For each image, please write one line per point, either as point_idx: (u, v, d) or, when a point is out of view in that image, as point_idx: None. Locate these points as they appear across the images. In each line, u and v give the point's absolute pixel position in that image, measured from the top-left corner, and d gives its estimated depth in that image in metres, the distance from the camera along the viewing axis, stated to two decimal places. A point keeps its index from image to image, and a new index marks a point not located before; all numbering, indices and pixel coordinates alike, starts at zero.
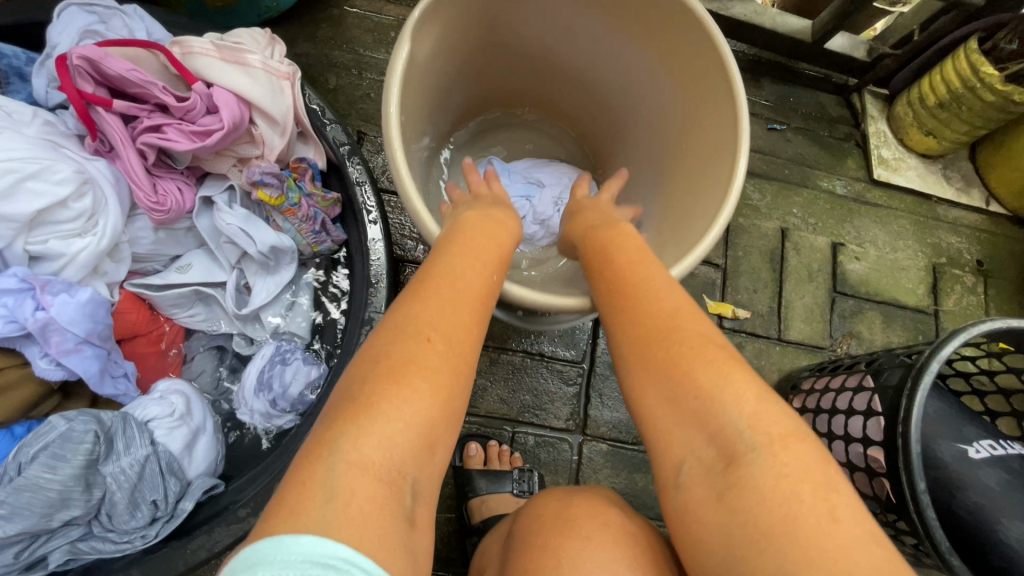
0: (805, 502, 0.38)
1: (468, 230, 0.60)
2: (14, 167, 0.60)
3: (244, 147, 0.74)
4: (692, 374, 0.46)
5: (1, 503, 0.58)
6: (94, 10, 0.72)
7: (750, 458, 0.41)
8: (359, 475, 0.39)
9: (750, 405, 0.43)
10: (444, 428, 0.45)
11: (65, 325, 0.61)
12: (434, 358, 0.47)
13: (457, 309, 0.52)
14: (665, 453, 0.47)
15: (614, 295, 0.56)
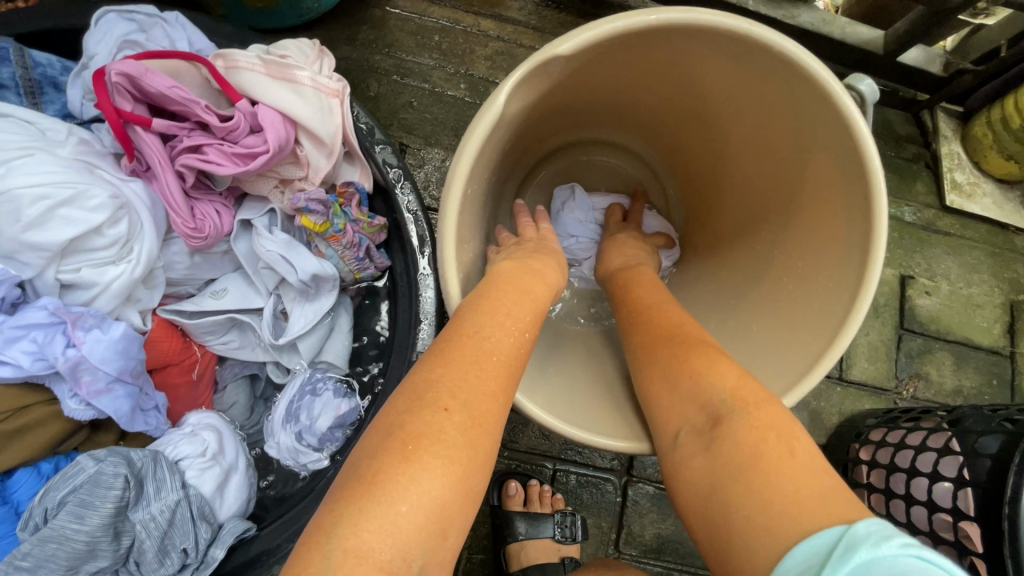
0: (769, 443, 0.40)
1: (499, 283, 0.53)
2: (47, 193, 0.56)
3: (287, 168, 0.69)
4: (687, 362, 0.50)
5: (26, 555, 0.54)
6: (134, 18, 0.67)
7: (730, 417, 0.44)
8: (355, 566, 0.35)
9: (733, 379, 0.46)
10: (455, 514, 0.40)
11: (97, 364, 0.57)
12: (453, 432, 0.41)
13: (480, 378, 0.45)
14: (664, 425, 0.50)
15: (633, 318, 0.60)
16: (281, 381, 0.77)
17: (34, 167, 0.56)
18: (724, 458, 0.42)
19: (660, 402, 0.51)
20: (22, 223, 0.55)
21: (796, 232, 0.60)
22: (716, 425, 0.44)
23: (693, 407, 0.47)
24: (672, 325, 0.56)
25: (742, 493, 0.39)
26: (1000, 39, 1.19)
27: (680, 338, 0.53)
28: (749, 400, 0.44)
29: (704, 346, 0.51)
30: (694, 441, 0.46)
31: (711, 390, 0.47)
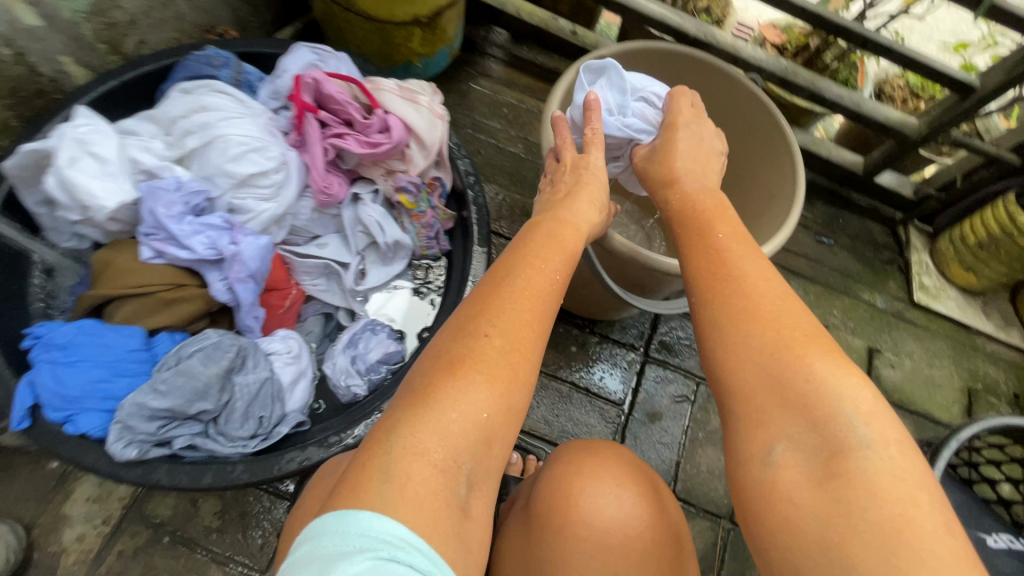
0: (923, 507, 0.40)
1: (531, 241, 0.69)
2: (246, 142, 0.83)
3: (395, 162, 0.95)
4: (807, 360, 0.48)
5: (164, 380, 0.74)
6: (318, 52, 0.96)
7: (862, 457, 0.43)
8: (414, 459, 0.47)
9: (864, 405, 0.46)
10: (497, 429, 0.52)
11: (246, 259, 0.81)
12: (492, 354, 0.55)
13: (516, 310, 0.58)
14: (756, 436, 0.48)
15: (716, 286, 0.56)
16: (350, 323, 0.97)
17: (241, 126, 0.84)
18: (855, 504, 0.41)
19: (756, 402, 0.49)
20: (227, 158, 0.82)
21: (755, 163, 0.96)
22: (834, 458, 0.44)
23: (801, 421, 0.47)
24: (771, 320, 0.51)
25: (872, 545, 0.40)
26: (956, 173, 1.45)
27: (787, 338, 0.50)
28: (887, 441, 0.44)
29: (813, 337, 0.50)
30: (796, 463, 0.46)
31: (841, 420, 0.45)
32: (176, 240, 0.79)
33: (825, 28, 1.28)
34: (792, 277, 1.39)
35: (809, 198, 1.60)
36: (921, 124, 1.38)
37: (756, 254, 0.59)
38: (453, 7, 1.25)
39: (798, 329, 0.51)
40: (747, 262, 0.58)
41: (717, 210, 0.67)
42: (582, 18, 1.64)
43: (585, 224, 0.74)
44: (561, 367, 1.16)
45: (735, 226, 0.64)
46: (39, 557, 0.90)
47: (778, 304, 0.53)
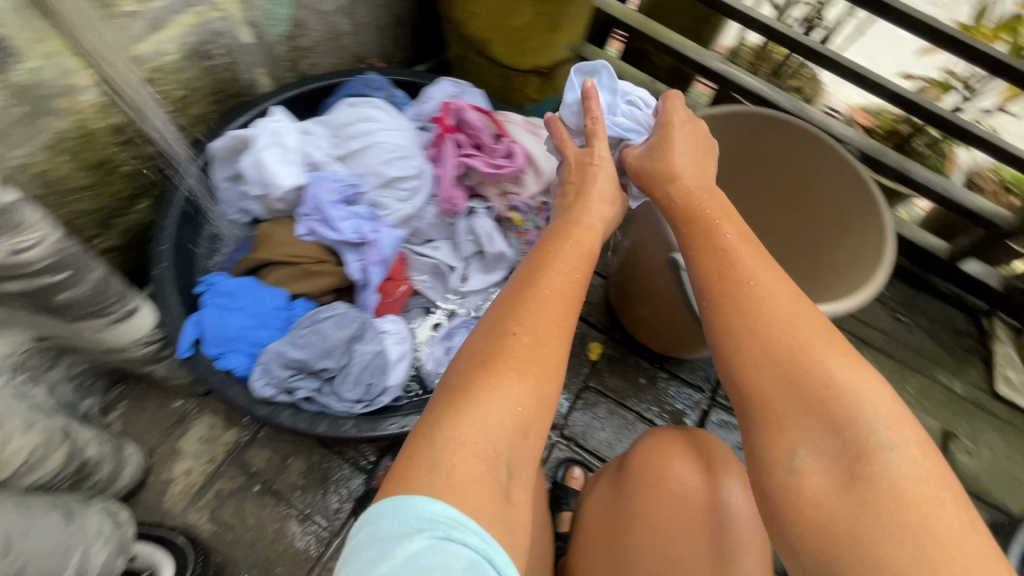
0: (950, 506, 0.46)
1: (552, 242, 0.73)
2: (398, 151, 0.98)
3: (510, 185, 1.07)
4: (827, 366, 0.53)
5: (301, 334, 0.87)
6: (458, 85, 1.12)
7: (886, 458, 0.49)
8: (459, 449, 0.51)
9: (885, 407, 0.51)
10: (533, 418, 0.56)
11: (382, 246, 0.95)
12: (521, 349, 0.59)
13: (542, 307, 0.63)
14: (779, 442, 0.53)
15: (725, 282, 0.61)
16: (448, 320, 1.08)
17: (394, 137, 0.99)
18: (879, 501, 0.47)
19: (775, 405, 0.53)
20: (381, 161, 0.97)
21: (839, 224, 1.00)
22: (858, 462, 0.49)
23: (825, 425, 0.51)
24: (784, 326, 0.55)
25: (900, 542, 0.44)
26: None
27: (809, 336, 0.54)
28: (905, 441, 0.49)
29: (827, 337, 0.55)
30: (819, 466, 0.50)
31: (864, 424, 0.50)
32: (329, 222, 0.93)
33: (917, 114, 1.35)
34: (865, 347, 1.40)
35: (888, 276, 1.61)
36: (1014, 216, 1.39)
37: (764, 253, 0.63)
38: (569, 62, 1.44)
39: (811, 332, 0.55)
40: (758, 264, 0.61)
41: (711, 200, 0.70)
42: (678, 84, 1.79)
43: (603, 224, 0.78)
44: (628, 396, 1.21)
45: (740, 221, 0.68)
46: (153, 481, 1.03)
47: (791, 304, 0.57)
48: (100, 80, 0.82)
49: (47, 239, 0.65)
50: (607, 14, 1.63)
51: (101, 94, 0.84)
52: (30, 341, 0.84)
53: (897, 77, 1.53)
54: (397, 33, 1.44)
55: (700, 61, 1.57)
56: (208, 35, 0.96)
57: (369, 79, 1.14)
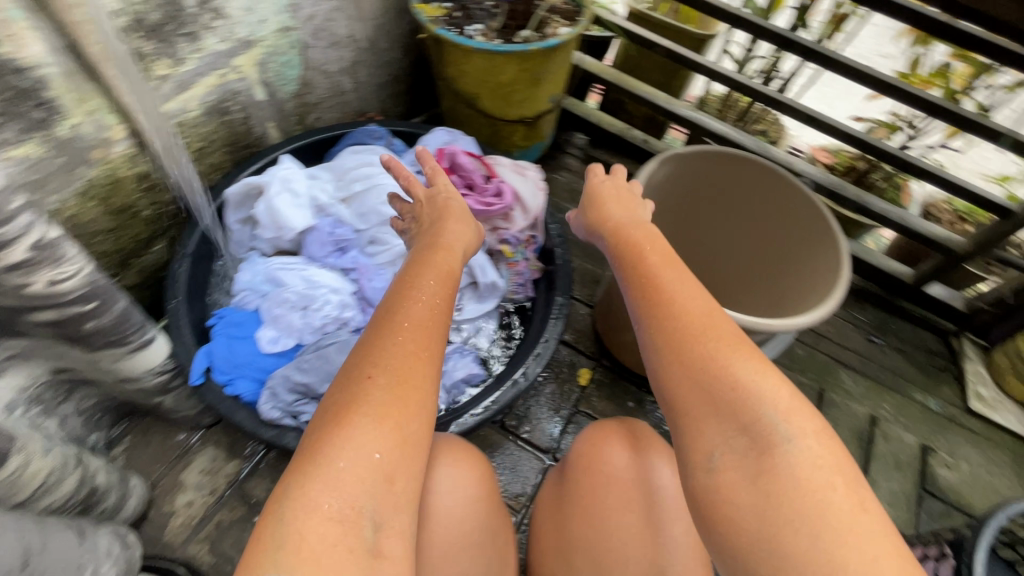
0: (839, 490, 0.52)
1: (416, 284, 0.72)
2: (397, 193, 1.08)
3: (500, 222, 1.17)
4: (731, 369, 0.60)
5: (306, 360, 0.93)
6: (451, 133, 1.24)
7: (786, 450, 0.55)
8: (310, 517, 0.50)
9: (784, 403, 0.57)
10: (396, 462, 0.55)
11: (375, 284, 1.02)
12: (377, 392, 0.58)
13: (398, 344, 0.63)
14: (699, 443, 0.59)
15: (651, 310, 0.69)
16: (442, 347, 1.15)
17: (394, 180, 1.09)
18: (780, 492, 0.53)
19: (692, 408, 0.60)
20: (381, 201, 1.06)
21: (799, 249, 1.09)
22: (761, 456, 0.55)
23: (732, 429, 0.58)
24: (676, 352, 0.64)
25: (795, 530, 0.51)
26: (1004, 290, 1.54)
27: (711, 359, 0.61)
28: (804, 436, 0.55)
29: (735, 344, 0.62)
30: (732, 464, 0.57)
31: (765, 421, 0.56)
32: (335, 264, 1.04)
33: (868, 151, 1.49)
34: (843, 368, 1.46)
35: (861, 301, 1.70)
36: (966, 241, 1.51)
37: (676, 268, 0.74)
38: (550, 112, 1.58)
39: (715, 338, 0.62)
40: (669, 280, 0.71)
41: (642, 233, 0.84)
42: (653, 130, 1.95)
43: (459, 243, 0.85)
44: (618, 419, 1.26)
45: (664, 249, 0.79)
46: (154, 514, 1.04)
47: (702, 323, 0.65)
48: (131, 133, 0.92)
49: (82, 271, 0.72)
50: (584, 69, 1.77)
51: (130, 145, 0.93)
52: (47, 372, 0.88)
53: (850, 119, 1.68)
54: (393, 90, 1.58)
55: (669, 108, 1.72)
56: (226, 93, 1.08)
57: (370, 130, 1.26)
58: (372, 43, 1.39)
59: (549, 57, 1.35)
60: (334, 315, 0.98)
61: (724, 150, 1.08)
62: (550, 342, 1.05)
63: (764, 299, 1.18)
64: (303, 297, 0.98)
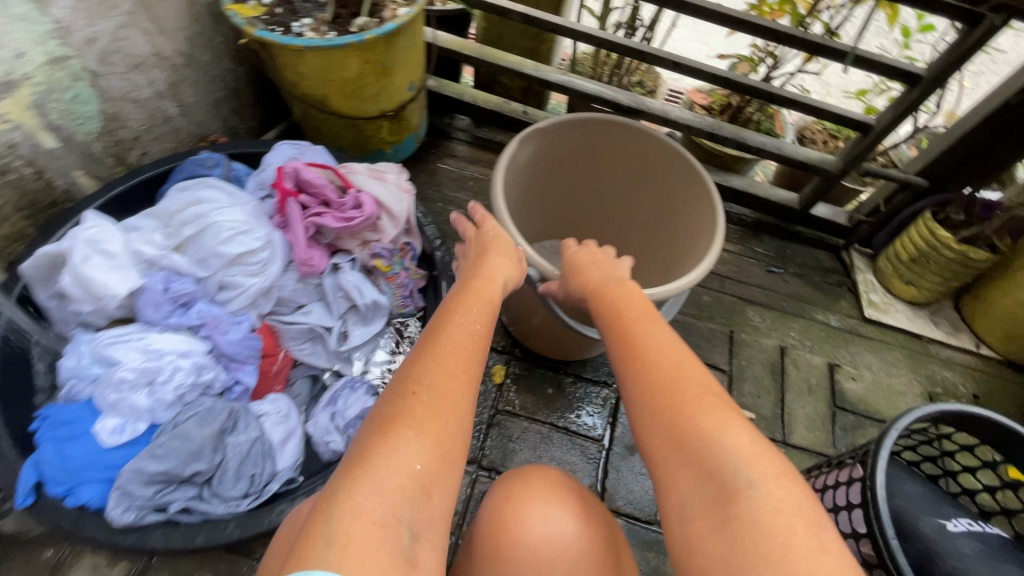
0: (799, 533, 0.50)
1: (455, 319, 0.76)
2: (236, 227, 0.94)
3: (369, 233, 1.07)
4: (694, 421, 0.61)
5: (162, 444, 0.81)
6: (296, 146, 1.11)
7: (748, 496, 0.54)
8: (353, 520, 0.50)
9: (746, 449, 0.57)
10: (434, 476, 0.57)
11: (233, 340, 0.91)
12: (421, 409, 0.61)
13: (439, 366, 0.67)
14: (672, 492, 0.60)
15: (630, 361, 0.73)
16: (334, 382, 1.05)
17: (231, 214, 0.95)
18: (744, 539, 0.52)
19: (663, 454, 0.61)
20: (219, 241, 0.92)
21: (680, 202, 1.07)
22: (727, 502, 0.54)
23: (701, 476, 0.58)
24: (649, 396, 0.67)
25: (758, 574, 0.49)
26: (878, 200, 1.62)
27: (681, 403, 0.63)
28: (767, 480, 0.55)
29: (700, 396, 0.63)
30: (703, 512, 0.56)
31: (728, 467, 0.56)
32: (180, 324, 0.90)
33: (735, 89, 1.49)
34: (749, 305, 1.50)
35: (758, 233, 1.75)
36: (837, 160, 1.56)
37: (653, 324, 0.78)
38: (414, 101, 1.47)
39: (686, 390, 0.64)
40: (650, 335, 0.75)
41: (616, 290, 0.87)
42: (532, 100, 1.87)
43: (498, 272, 0.90)
44: (539, 410, 1.22)
45: (641, 308, 0.82)
46: None
47: (672, 372, 0.68)
48: None
49: None
50: (440, 48, 1.62)
51: None
52: None
53: (716, 59, 1.69)
54: (235, 104, 1.41)
55: (540, 76, 1.63)
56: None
57: (201, 158, 1.09)
58: (190, 57, 1.21)
59: (392, 44, 1.24)
60: (188, 381, 0.86)
61: (585, 115, 1.02)
62: None
63: (661, 257, 1.16)
64: (143, 372, 0.84)
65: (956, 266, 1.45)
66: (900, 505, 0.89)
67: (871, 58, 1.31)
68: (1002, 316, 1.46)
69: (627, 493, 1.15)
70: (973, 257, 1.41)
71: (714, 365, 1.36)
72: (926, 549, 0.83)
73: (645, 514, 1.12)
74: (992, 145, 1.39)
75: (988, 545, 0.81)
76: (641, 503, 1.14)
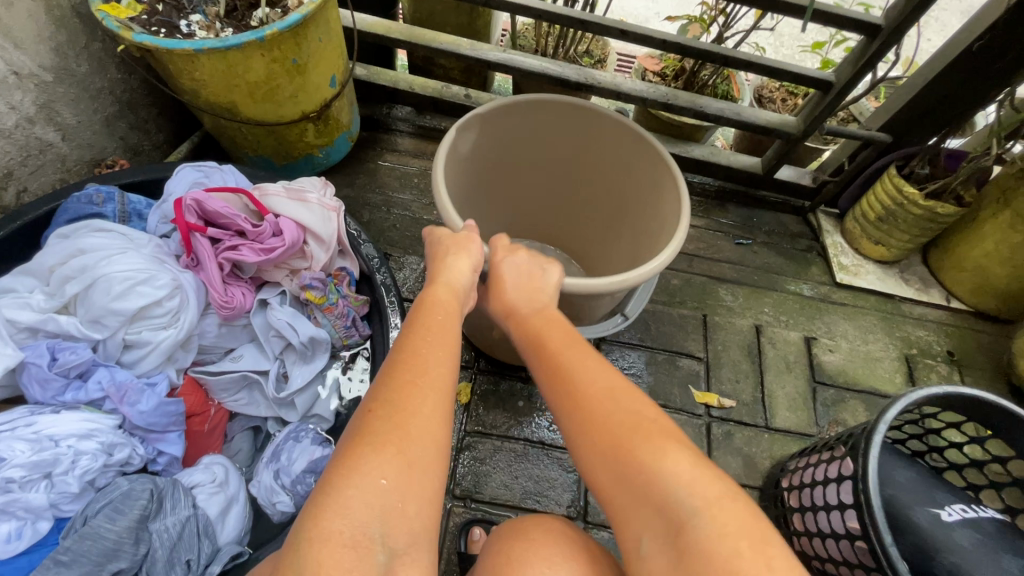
0: (746, 556, 0.48)
1: (428, 315, 0.70)
2: (131, 276, 0.80)
3: (296, 261, 0.95)
4: (636, 452, 0.56)
5: (66, 549, 0.68)
6: (202, 169, 0.97)
7: (695, 524, 0.51)
8: (334, 546, 0.48)
9: (689, 474, 0.53)
10: (408, 487, 0.53)
11: (144, 411, 0.79)
12: (380, 424, 0.55)
13: (397, 380, 0.60)
14: (625, 529, 0.56)
15: (562, 384, 0.66)
16: (278, 432, 0.93)
17: (125, 261, 0.81)
18: (696, 571, 0.49)
19: (609, 488, 0.57)
20: (111, 295, 0.79)
21: (641, 190, 0.98)
22: (676, 533, 0.51)
23: (649, 508, 0.54)
24: (590, 420, 0.61)
25: None
26: (842, 158, 1.56)
27: (624, 427, 0.58)
28: (712, 508, 0.51)
29: (641, 420, 0.58)
30: (654, 546, 0.53)
31: (673, 495, 0.53)
32: (81, 399, 0.78)
33: (687, 55, 1.39)
34: (719, 284, 1.43)
35: (723, 204, 1.67)
36: (798, 121, 1.48)
37: (583, 340, 0.71)
38: (340, 97, 1.31)
39: (625, 415, 0.59)
40: (583, 355, 0.68)
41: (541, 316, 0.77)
42: (474, 80, 1.71)
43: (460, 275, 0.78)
44: (511, 426, 1.14)
45: (567, 325, 0.75)
46: None
47: (606, 402, 0.61)
48: None
49: None
50: (364, 32, 1.45)
51: None
52: None
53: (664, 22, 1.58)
54: (133, 119, 1.23)
55: (477, 56, 1.48)
56: None
57: (89, 193, 0.93)
58: (60, 72, 1.04)
59: (302, 37, 1.09)
60: (97, 465, 0.74)
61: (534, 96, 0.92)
62: None
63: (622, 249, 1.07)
64: (35, 466, 0.71)
65: (924, 223, 1.41)
66: (891, 494, 0.85)
67: (828, 12, 1.22)
68: (970, 269, 1.44)
69: None
70: (941, 213, 1.37)
71: (690, 354, 1.30)
72: (921, 542, 0.79)
73: None
74: (953, 97, 1.34)
75: (984, 533, 0.78)
76: None
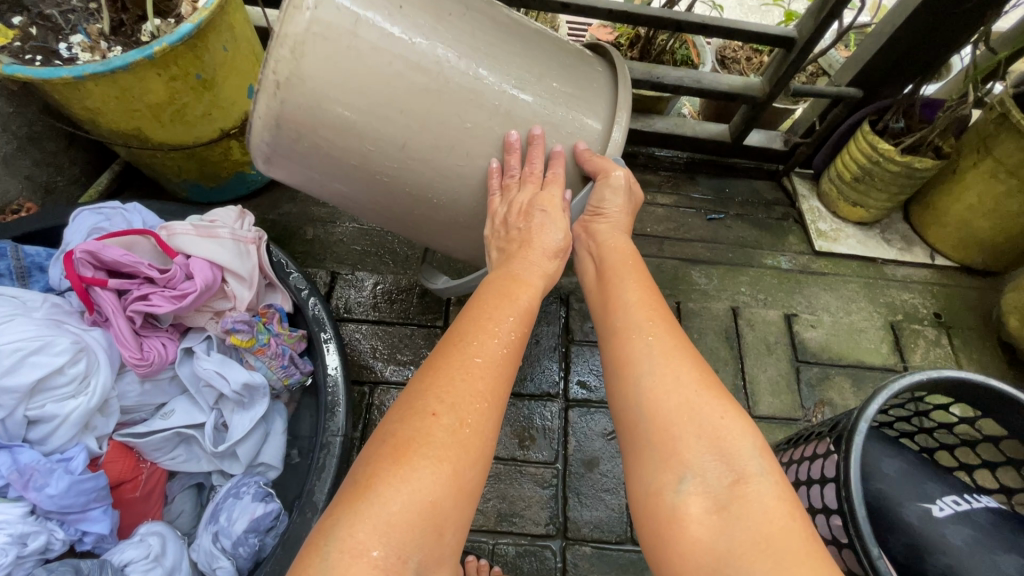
0: (798, 519, 0.49)
1: (482, 299, 0.65)
2: (20, 346, 0.72)
3: (218, 302, 0.87)
4: (711, 407, 0.56)
5: None
6: (102, 212, 0.88)
7: (758, 481, 0.52)
8: (353, 563, 0.45)
9: (757, 442, 0.55)
10: (448, 513, 0.49)
11: (54, 493, 0.71)
12: (440, 433, 0.51)
13: (468, 380, 0.56)
14: (667, 472, 0.55)
15: (645, 337, 0.63)
16: (221, 487, 0.87)
17: (13, 331, 0.73)
18: (753, 520, 0.49)
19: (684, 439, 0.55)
20: None
21: None
22: (737, 485, 0.52)
23: (721, 462, 0.53)
24: (671, 378, 0.59)
25: (753, 557, 0.47)
26: (813, 117, 1.47)
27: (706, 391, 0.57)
28: (774, 473, 0.53)
29: (717, 390, 0.58)
30: (703, 493, 0.52)
31: (742, 453, 0.54)
32: None
33: (636, 23, 1.27)
34: (691, 265, 1.36)
35: (693, 177, 1.58)
36: (762, 82, 1.38)
37: (660, 301, 0.68)
38: None
39: (703, 383, 0.59)
40: (664, 314, 0.66)
41: (625, 259, 0.74)
42: None
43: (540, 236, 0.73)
44: None
45: (648, 282, 0.71)
46: None
47: (692, 363, 0.60)
48: None
49: None
50: None
51: None
52: None
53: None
54: (37, 154, 1.13)
55: None
56: None
57: None
58: None
59: (201, 48, 0.98)
60: (8, 560, 0.67)
61: None
62: (336, 440, 0.82)
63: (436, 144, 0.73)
64: None
65: (902, 179, 1.32)
66: (879, 489, 0.79)
67: None
68: (953, 223, 1.37)
69: (592, 517, 1.03)
70: (920, 168, 1.28)
71: None
72: (914, 543, 0.74)
73: (614, 536, 1.01)
74: (928, 40, 1.23)
75: (978, 528, 0.71)
76: (608, 524, 1.03)
